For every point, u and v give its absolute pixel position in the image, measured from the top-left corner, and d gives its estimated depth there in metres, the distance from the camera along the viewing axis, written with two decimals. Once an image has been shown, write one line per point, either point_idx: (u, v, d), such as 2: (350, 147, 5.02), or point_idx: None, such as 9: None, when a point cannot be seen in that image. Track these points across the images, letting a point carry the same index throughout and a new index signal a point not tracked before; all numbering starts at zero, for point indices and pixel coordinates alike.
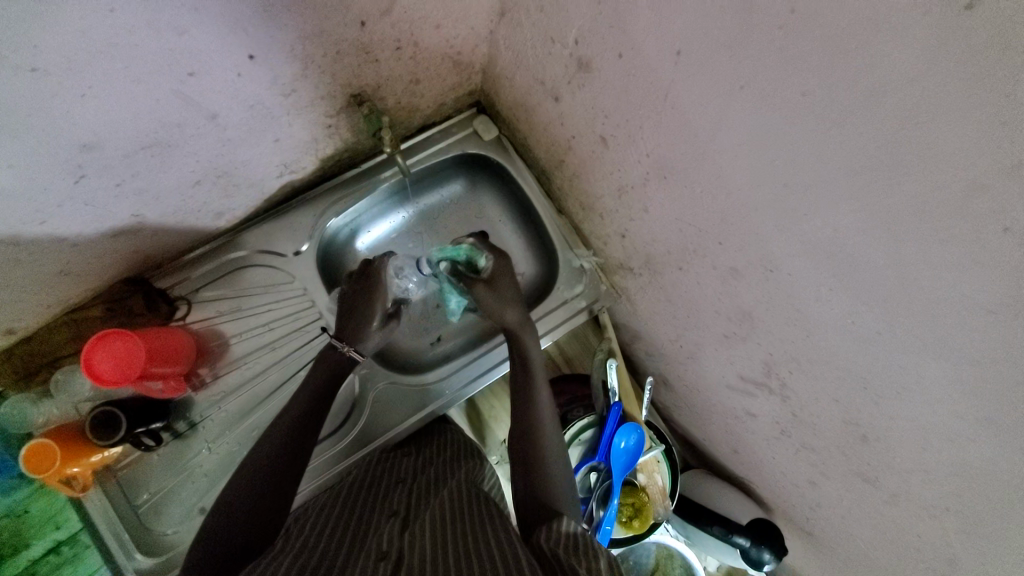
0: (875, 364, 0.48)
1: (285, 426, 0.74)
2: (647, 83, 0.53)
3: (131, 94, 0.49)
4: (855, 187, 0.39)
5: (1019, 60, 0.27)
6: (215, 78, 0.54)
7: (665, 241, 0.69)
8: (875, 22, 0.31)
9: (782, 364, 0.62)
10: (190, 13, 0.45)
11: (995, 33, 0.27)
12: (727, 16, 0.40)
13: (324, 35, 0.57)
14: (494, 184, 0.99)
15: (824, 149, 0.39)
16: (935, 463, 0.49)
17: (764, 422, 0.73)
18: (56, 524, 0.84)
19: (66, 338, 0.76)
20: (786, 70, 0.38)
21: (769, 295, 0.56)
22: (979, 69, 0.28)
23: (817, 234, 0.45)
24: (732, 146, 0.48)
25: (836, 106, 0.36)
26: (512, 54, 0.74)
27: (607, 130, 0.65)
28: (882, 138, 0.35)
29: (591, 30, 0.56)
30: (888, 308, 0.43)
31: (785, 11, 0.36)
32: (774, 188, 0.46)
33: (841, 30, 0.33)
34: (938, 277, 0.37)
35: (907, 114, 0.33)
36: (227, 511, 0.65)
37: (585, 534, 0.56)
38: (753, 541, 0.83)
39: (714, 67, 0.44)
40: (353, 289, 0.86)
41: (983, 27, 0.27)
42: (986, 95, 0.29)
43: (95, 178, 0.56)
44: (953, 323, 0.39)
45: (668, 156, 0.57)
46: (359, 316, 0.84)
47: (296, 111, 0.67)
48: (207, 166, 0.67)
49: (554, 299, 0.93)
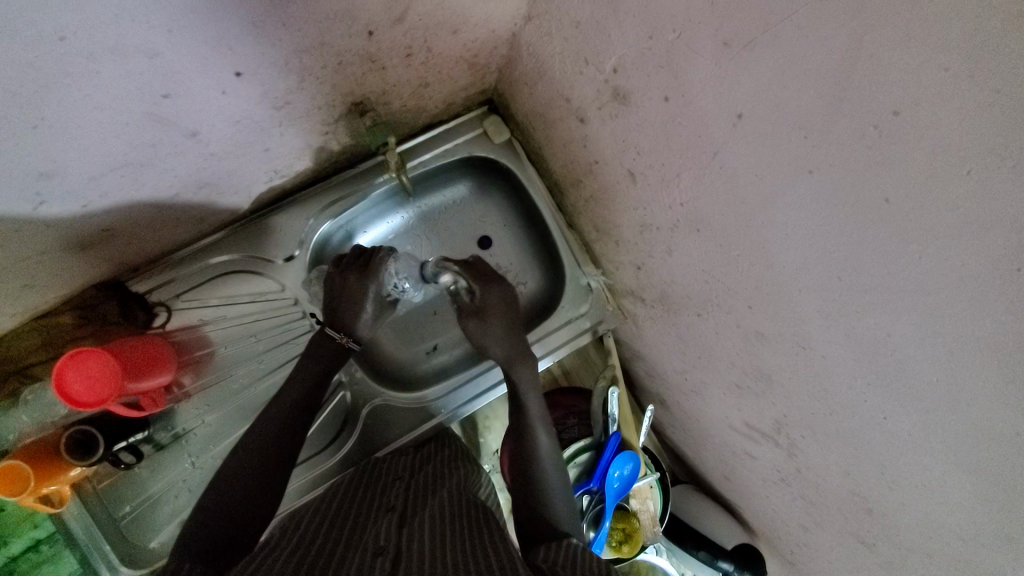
0: (896, 459, 0.46)
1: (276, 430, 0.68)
2: (693, 134, 0.48)
3: (93, 121, 0.43)
4: (923, 305, 0.35)
5: None
6: (194, 96, 0.47)
7: (686, 286, 0.65)
8: (999, 155, 0.27)
9: (794, 426, 0.60)
10: (163, 34, 0.39)
11: None
12: (810, 97, 0.35)
13: (325, 47, 0.50)
14: (502, 190, 0.93)
15: (898, 260, 0.35)
16: (939, 553, 0.48)
17: (764, 467, 0.73)
18: (34, 523, 0.81)
19: (35, 346, 0.71)
20: (869, 172, 0.34)
21: (795, 366, 0.53)
22: None
23: (866, 332, 0.41)
24: (784, 224, 0.43)
25: (922, 226, 0.32)
26: (536, 63, 0.66)
27: (636, 166, 0.60)
28: (970, 270, 0.31)
29: (634, 62, 0.50)
30: (929, 419, 0.40)
31: (887, 111, 0.31)
32: (825, 278, 0.42)
33: (952, 150, 0.29)
34: (994, 412, 0.34)
35: (1007, 256, 0.29)
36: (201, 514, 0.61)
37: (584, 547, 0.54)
38: (736, 567, 0.86)
39: (780, 142, 0.39)
40: (342, 279, 0.79)
41: None
42: None
43: (57, 202, 0.50)
44: (1001, 457, 0.36)
45: (705, 211, 0.52)
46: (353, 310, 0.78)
47: (289, 121, 0.60)
48: (188, 179, 0.59)
49: (558, 318, 0.88)
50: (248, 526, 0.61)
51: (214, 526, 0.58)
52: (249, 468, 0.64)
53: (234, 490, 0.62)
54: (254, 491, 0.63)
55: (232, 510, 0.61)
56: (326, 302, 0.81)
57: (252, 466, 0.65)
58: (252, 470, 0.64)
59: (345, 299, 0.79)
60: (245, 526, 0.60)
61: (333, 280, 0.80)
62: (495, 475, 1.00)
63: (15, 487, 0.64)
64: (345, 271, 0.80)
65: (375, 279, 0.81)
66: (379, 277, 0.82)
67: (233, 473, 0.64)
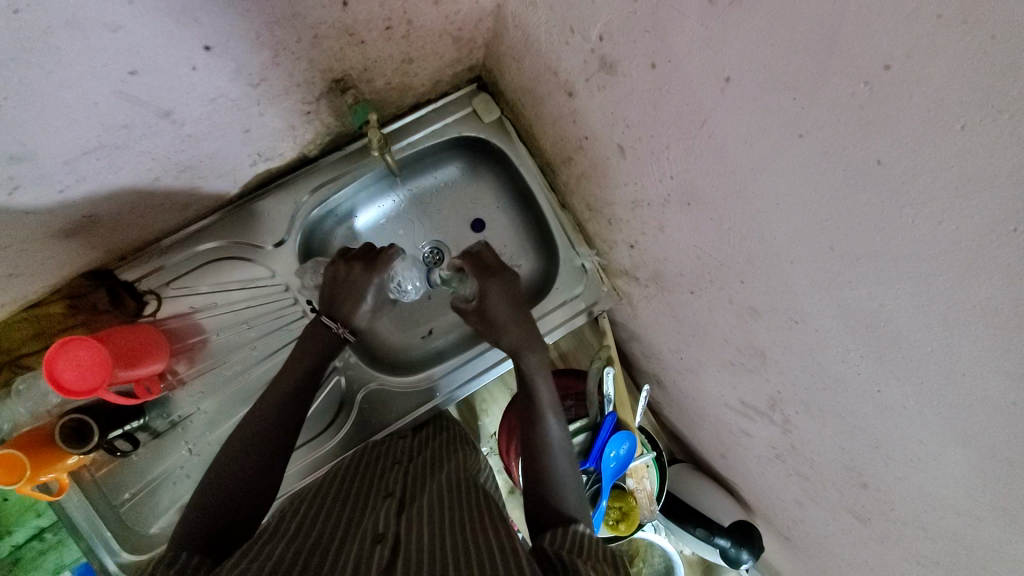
0: (890, 431, 0.45)
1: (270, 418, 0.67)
2: (681, 103, 0.46)
3: (60, 100, 0.41)
4: (919, 271, 0.34)
5: None
6: (164, 73, 0.46)
7: (680, 263, 0.64)
8: (995, 105, 0.25)
9: (788, 402, 0.59)
10: (124, 5, 0.37)
11: None
12: (800, 55, 0.33)
13: (298, 19, 0.49)
14: (493, 171, 0.91)
15: (892, 227, 0.34)
16: (933, 524, 0.48)
17: (760, 443, 0.72)
18: (37, 511, 0.82)
19: (26, 336, 0.71)
20: (860, 132, 0.32)
21: (788, 341, 0.52)
22: None
23: (858, 302, 0.40)
24: (774, 193, 0.42)
25: (915, 188, 0.31)
26: (521, 35, 0.64)
27: (626, 140, 0.59)
28: (968, 232, 0.29)
29: (619, 28, 0.48)
30: (923, 390, 0.39)
31: (878, 66, 0.29)
32: (818, 249, 0.41)
33: (947, 105, 0.27)
34: (991, 379, 0.33)
35: (1003, 214, 0.27)
36: (198, 497, 0.61)
37: (589, 534, 0.54)
38: (733, 542, 0.86)
39: (769, 105, 0.37)
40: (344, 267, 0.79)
41: None
42: None
43: (33, 187, 0.49)
44: (994, 424, 0.35)
45: (696, 183, 0.51)
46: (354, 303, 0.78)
47: (268, 100, 0.59)
48: (167, 162, 0.58)
49: (553, 300, 0.87)
50: (244, 511, 0.61)
51: (212, 511, 0.58)
52: (244, 454, 0.64)
53: (230, 475, 0.62)
54: (253, 475, 0.63)
55: (228, 496, 0.61)
56: (324, 293, 0.80)
57: (246, 453, 0.64)
58: (248, 457, 0.64)
59: (346, 294, 0.78)
60: (244, 508, 0.60)
61: (337, 270, 0.79)
62: (494, 458, 1.01)
63: (12, 476, 0.64)
64: (353, 259, 0.80)
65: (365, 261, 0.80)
66: (369, 260, 0.80)
67: (229, 459, 0.64)
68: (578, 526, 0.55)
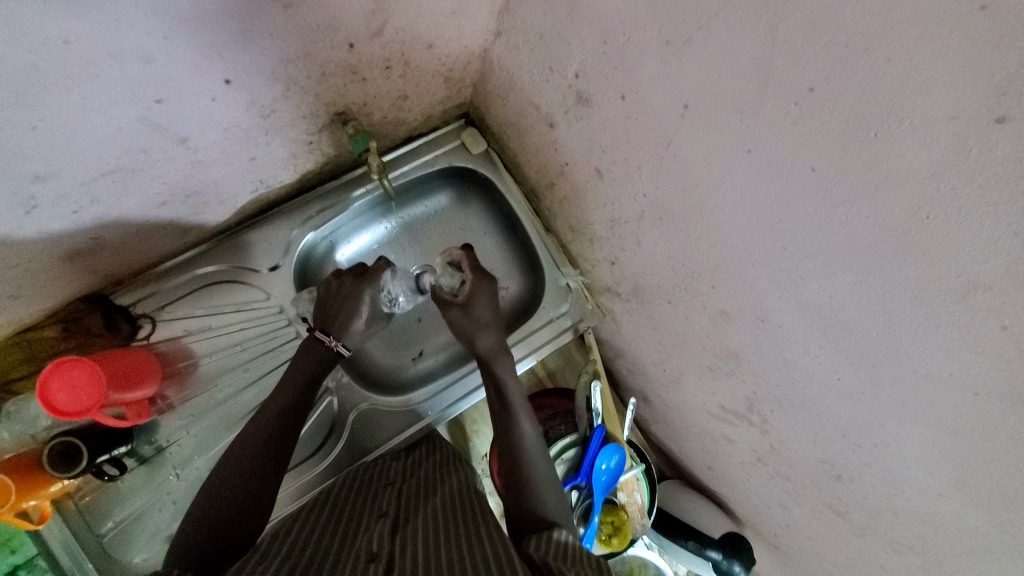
0: (855, 418, 0.49)
1: (263, 435, 0.68)
2: (649, 128, 0.53)
3: (89, 123, 0.45)
4: (856, 263, 0.39)
5: (1012, 175, 0.28)
6: (187, 103, 0.51)
7: (656, 275, 0.69)
8: (897, 118, 0.31)
9: (764, 402, 0.63)
10: (162, 42, 0.42)
11: (990, 152, 0.28)
12: (742, 83, 0.40)
13: (309, 57, 0.55)
14: (481, 198, 0.97)
15: (830, 223, 0.39)
16: (903, 509, 0.51)
17: (742, 449, 0.75)
18: (11, 549, 0.78)
19: (17, 360, 0.71)
20: (798, 145, 0.38)
21: (758, 340, 0.57)
22: (980, 177, 0.29)
23: (812, 296, 0.45)
24: (732, 204, 0.48)
25: (843, 189, 0.37)
26: (506, 74, 0.72)
27: (602, 163, 0.65)
28: (890, 226, 0.35)
29: (593, 66, 0.55)
30: (875, 373, 0.44)
31: (803, 89, 0.36)
32: (773, 249, 0.46)
33: (861, 119, 0.33)
34: (930, 355, 0.38)
35: (915, 208, 0.33)
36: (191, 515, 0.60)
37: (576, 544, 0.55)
38: (725, 555, 0.86)
39: (721, 127, 0.44)
40: (337, 288, 0.81)
41: (981, 141, 0.28)
42: (983, 205, 0.30)
43: (51, 207, 0.52)
44: (936, 397, 0.40)
45: (666, 199, 0.57)
46: (341, 319, 0.80)
47: (275, 130, 0.64)
48: (176, 186, 0.62)
49: (540, 318, 0.91)
50: (237, 531, 0.60)
51: (206, 528, 0.58)
52: (238, 471, 0.64)
53: (223, 495, 0.62)
54: (247, 493, 0.63)
55: (222, 514, 0.60)
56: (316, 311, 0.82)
57: (239, 469, 0.64)
58: (241, 474, 0.64)
59: (333, 307, 0.81)
60: (244, 522, 0.61)
61: (327, 284, 0.81)
62: (486, 479, 1.01)
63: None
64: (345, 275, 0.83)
65: (359, 280, 0.83)
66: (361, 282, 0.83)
67: (224, 477, 0.64)
68: (558, 533, 0.57)
